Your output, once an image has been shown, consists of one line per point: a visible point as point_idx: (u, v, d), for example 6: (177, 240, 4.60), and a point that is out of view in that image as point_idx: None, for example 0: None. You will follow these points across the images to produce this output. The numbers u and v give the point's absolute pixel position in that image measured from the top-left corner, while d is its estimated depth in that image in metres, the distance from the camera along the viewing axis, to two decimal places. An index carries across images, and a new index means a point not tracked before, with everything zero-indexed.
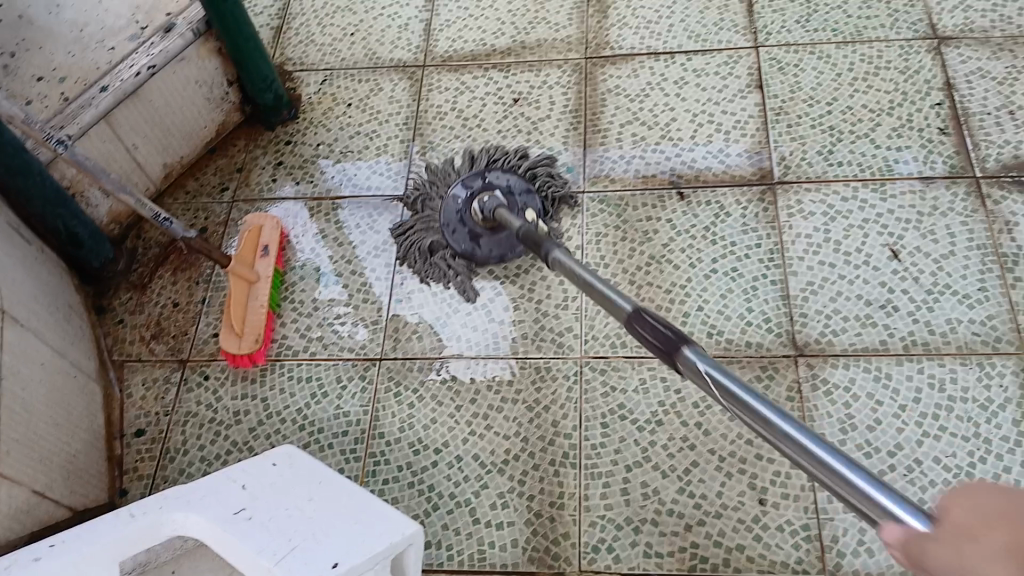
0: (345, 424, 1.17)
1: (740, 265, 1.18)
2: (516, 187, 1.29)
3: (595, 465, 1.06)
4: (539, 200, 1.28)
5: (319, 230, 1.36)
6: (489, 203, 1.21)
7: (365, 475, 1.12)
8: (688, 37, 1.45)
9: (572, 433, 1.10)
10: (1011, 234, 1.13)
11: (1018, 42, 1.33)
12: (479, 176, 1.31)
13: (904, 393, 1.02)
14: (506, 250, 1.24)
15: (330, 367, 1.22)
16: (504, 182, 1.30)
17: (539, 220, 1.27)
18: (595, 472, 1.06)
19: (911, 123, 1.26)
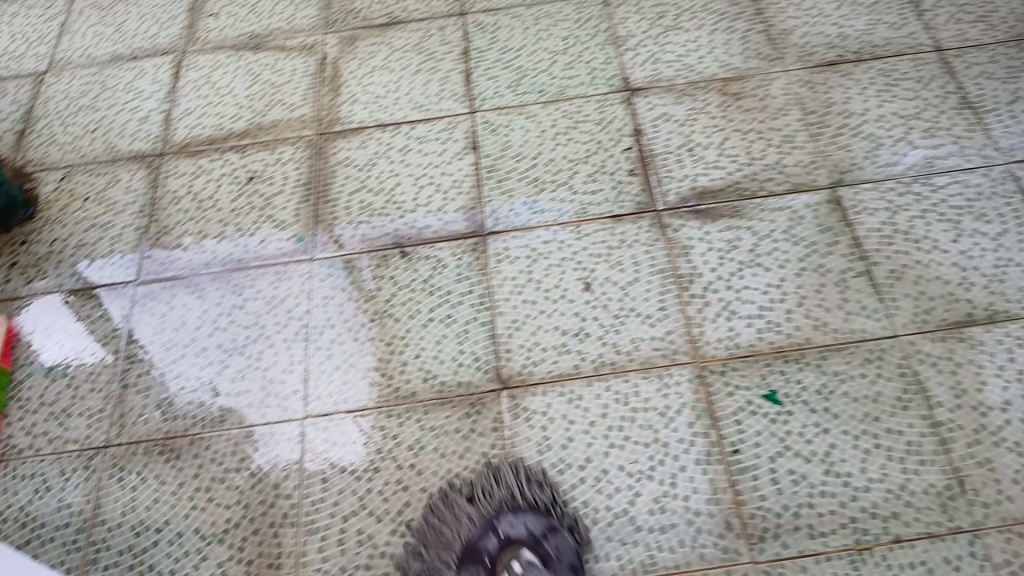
0: (68, 515, 1.16)
1: (453, 313, 1.27)
2: (538, 530, 1.01)
3: (314, 521, 1.11)
4: (569, 534, 1.00)
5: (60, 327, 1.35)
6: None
7: (86, 562, 1.12)
8: (411, 108, 1.55)
9: (291, 493, 1.14)
10: (687, 256, 1.28)
11: (697, 86, 1.49)
12: (490, 528, 1.02)
13: (594, 409, 1.14)
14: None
15: (54, 460, 1.21)
16: (522, 530, 1.01)
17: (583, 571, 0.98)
18: (313, 528, 1.11)
19: (604, 168, 1.41)
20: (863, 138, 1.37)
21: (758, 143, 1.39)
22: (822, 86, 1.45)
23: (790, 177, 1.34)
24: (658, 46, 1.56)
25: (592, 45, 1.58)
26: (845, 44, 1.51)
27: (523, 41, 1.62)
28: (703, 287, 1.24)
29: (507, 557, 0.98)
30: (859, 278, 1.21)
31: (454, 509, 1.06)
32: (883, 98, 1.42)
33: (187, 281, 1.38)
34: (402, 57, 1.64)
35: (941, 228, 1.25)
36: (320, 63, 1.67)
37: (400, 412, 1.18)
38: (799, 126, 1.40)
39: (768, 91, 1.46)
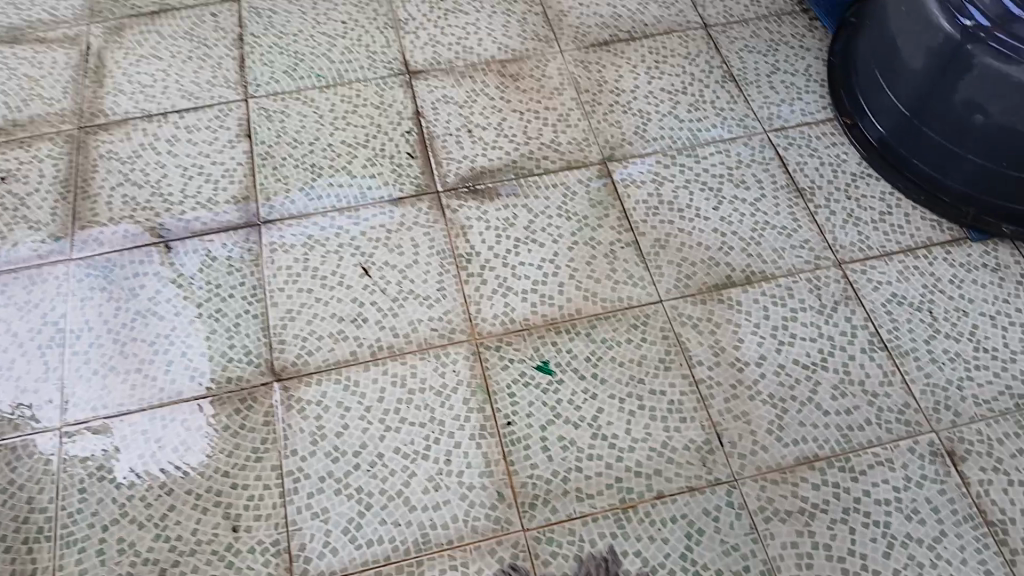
0: None
1: (224, 305, 1.23)
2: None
3: (71, 531, 1.05)
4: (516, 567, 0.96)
5: None
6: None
7: None
8: (181, 96, 1.47)
9: (48, 506, 1.07)
10: (465, 238, 1.27)
11: (475, 69, 1.49)
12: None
13: (370, 394, 1.13)
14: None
15: None
16: None
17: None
18: (71, 540, 1.04)
19: (383, 152, 1.38)
20: (632, 113, 1.41)
21: (534, 122, 1.41)
22: (594, 65, 1.49)
23: (563, 154, 1.37)
24: (438, 29, 1.56)
25: (372, 29, 1.56)
26: (618, 24, 1.55)
27: (301, 26, 1.57)
28: (479, 265, 1.24)
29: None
30: (627, 249, 1.24)
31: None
32: (653, 74, 1.47)
33: None
34: (173, 45, 1.56)
35: (703, 197, 1.29)
36: (84, 54, 1.55)
37: (164, 411, 1.14)
38: (573, 104, 1.43)
39: (544, 72, 1.48)
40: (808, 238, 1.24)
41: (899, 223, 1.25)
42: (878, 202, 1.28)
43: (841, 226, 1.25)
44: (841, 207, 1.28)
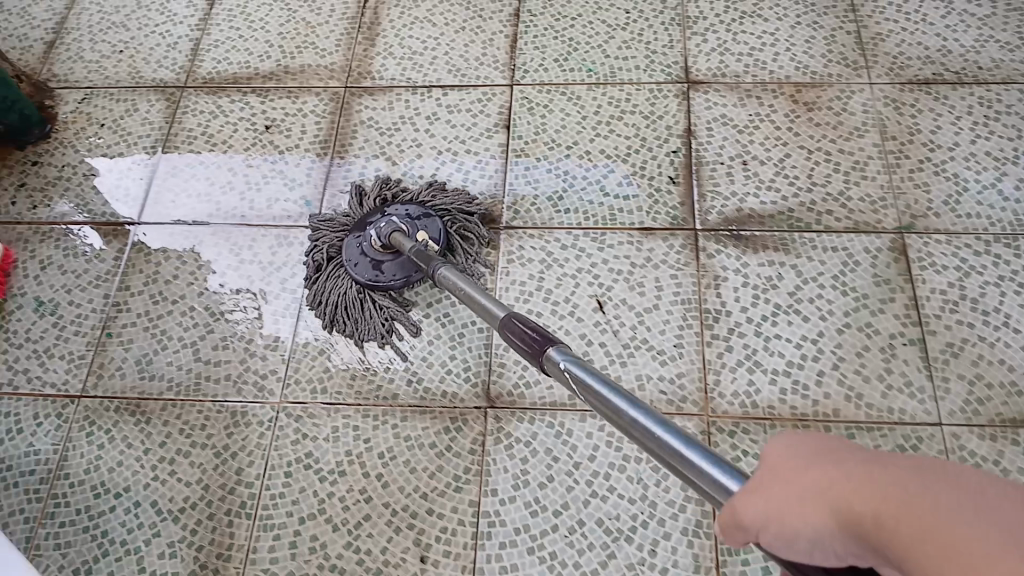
0: (33, 462, 1.10)
1: (453, 311, 1.17)
2: (415, 214, 1.20)
3: (270, 515, 1.04)
4: (439, 222, 1.19)
5: (109, 270, 1.24)
6: (383, 230, 1.14)
7: (43, 516, 1.06)
8: (447, 71, 1.40)
9: (253, 482, 1.06)
10: (717, 291, 1.14)
11: (766, 88, 1.31)
12: (380, 212, 1.21)
13: (582, 449, 1.04)
14: (412, 271, 1.16)
15: (28, 402, 1.14)
16: (402, 213, 1.20)
17: (444, 245, 1.18)
18: (268, 524, 1.03)
19: (643, 171, 1.26)
20: (946, 177, 1.20)
21: (823, 166, 1.23)
22: (908, 109, 1.27)
23: (851, 213, 1.18)
24: (730, 35, 1.38)
25: (656, 24, 1.41)
26: (946, 60, 1.32)
27: (581, 9, 1.45)
28: (727, 328, 1.11)
29: (378, 222, 1.18)
30: (909, 347, 1.07)
31: (338, 217, 1.24)
32: (978, 133, 1.24)
33: (186, 234, 1.28)
34: (447, 10, 1.48)
35: (1016, 304, 1.09)
36: (361, 6, 1.51)
37: (378, 412, 1.09)
38: (873, 152, 1.23)
39: (846, 106, 1.28)
40: None
41: None
42: None
43: None
44: None
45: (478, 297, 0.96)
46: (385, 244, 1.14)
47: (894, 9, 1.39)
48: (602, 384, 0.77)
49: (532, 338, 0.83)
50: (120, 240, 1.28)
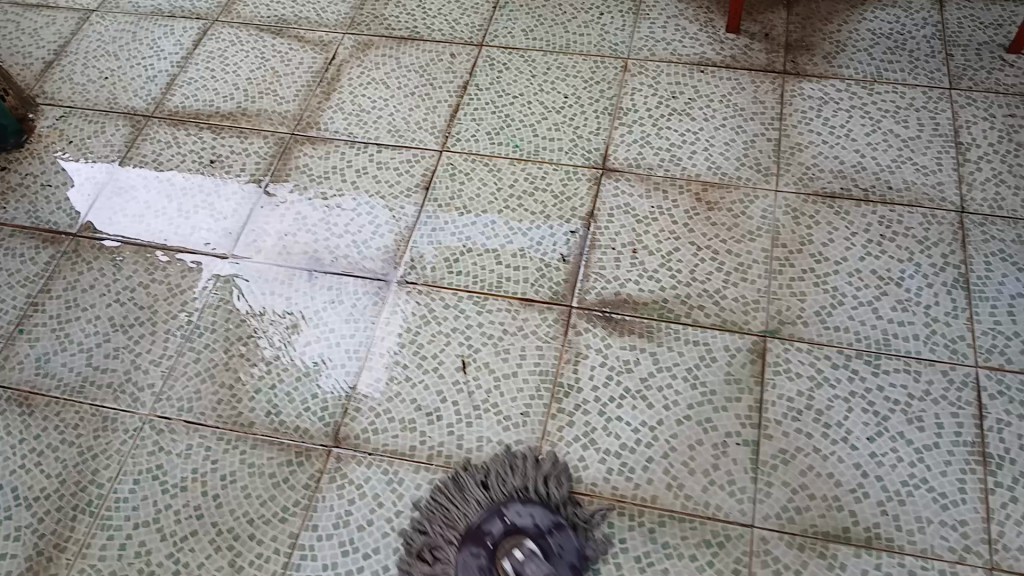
0: None
1: (327, 351, 1.23)
2: (544, 524, 1.01)
3: (110, 516, 1.11)
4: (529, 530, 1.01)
5: (38, 271, 1.37)
6: (523, 564, 0.96)
7: None
8: (387, 131, 1.49)
9: (104, 483, 1.14)
10: (575, 367, 1.18)
11: (674, 183, 1.37)
12: (498, 515, 1.03)
13: (407, 499, 1.08)
14: None
15: None
16: (529, 522, 1.02)
17: (582, 571, 0.99)
18: (106, 524, 1.10)
19: (539, 246, 1.32)
20: (824, 290, 1.22)
21: (707, 264, 1.27)
22: (806, 219, 1.29)
23: (722, 310, 1.21)
24: (655, 129, 1.44)
25: (589, 111, 1.48)
26: (857, 177, 1.34)
27: (525, 88, 1.53)
28: (574, 404, 1.15)
29: (508, 543, 0.99)
30: (741, 446, 1.09)
31: (439, 511, 1.06)
32: (868, 250, 1.25)
33: (112, 248, 1.39)
34: (403, 75, 1.58)
35: (860, 421, 1.10)
36: (327, 62, 1.63)
37: (233, 437, 1.16)
38: (759, 256, 1.26)
39: (746, 209, 1.32)
40: (966, 519, 1.02)
41: None
42: None
43: (1013, 523, 1.01)
44: None
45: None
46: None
47: (820, 122, 1.41)
48: None
49: None
50: (54, 246, 1.40)
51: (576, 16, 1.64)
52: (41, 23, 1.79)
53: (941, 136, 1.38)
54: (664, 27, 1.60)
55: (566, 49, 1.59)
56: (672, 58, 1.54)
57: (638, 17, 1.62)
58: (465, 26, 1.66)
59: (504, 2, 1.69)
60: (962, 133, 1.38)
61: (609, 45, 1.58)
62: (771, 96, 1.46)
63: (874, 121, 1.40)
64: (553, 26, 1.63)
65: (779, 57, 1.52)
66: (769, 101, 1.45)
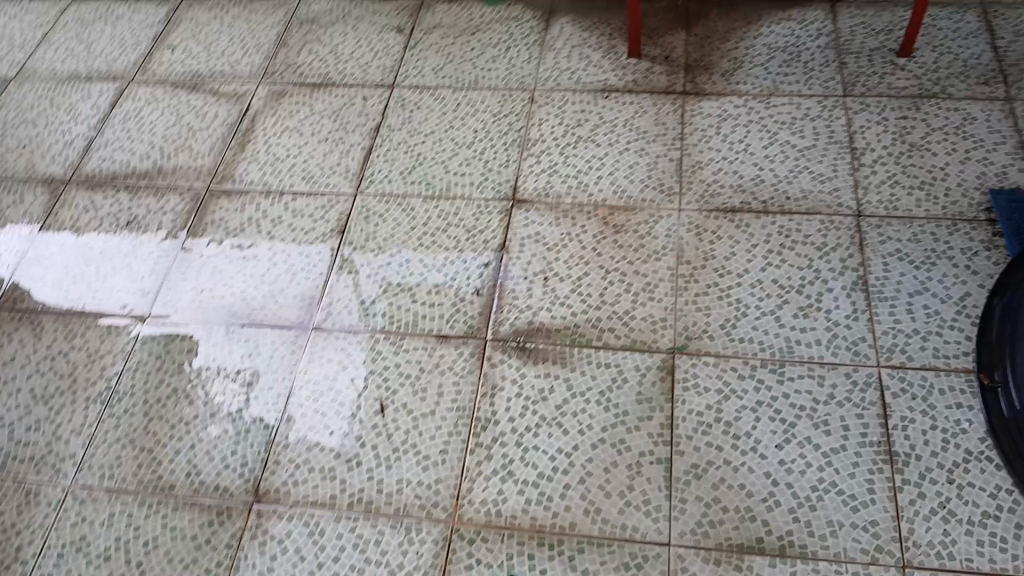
0: None
1: (245, 406, 1.25)
2: None
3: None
4: None
5: None
6: None
7: None
8: (301, 179, 1.51)
9: (28, 560, 1.14)
10: (491, 400, 1.20)
11: (582, 210, 1.40)
12: None
13: (329, 549, 1.09)
14: None
15: None
16: None
17: None
18: None
19: (453, 281, 1.34)
20: (729, 303, 1.24)
21: (616, 286, 1.29)
22: (709, 235, 1.33)
23: (632, 330, 1.24)
24: (562, 157, 1.48)
25: (499, 144, 1.52)
26: (757, 190, 1.37)
27: (436, 126, 1.56)
28: (491, 436, 1.16)
29: None
30: (654, 465, 1.10)
31: None
32: (770, 261, 1.28)
33: (33, 319, 1.40)
34: (317, 122, 1.60)
35: (768, 429, 1.10)
36: (241, 114, 1.64)
37: (154, 500, 1.17)
38: (666, 276, 1.29)
39: (652, 229, 1.35)
40: (877, 519, 1.01)
41: (1003, 535, 0.98)
42: (986, 496, 1.01)
43: (921, 520, 1.00)
44: (933, 490, 1.02)
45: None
46: None
47: (721, 139, 1.45)
48: None
49: None
50: None
51: (484, 51, 1.68)
52: None
53: (837, 142, 1.42)
54: (569, 56, 1.64)
55: (475, 85, 1.62)
56: (577, 87, 1.58)
57: (544, 49, 1.66)
58: (376, 68, 1.68)
59: (413, 42, 1.72)
60: (857, 138, 1.42)
61: (516, 78, 1.62)
62: (673, 116, 1.51)
63: (772, 133, 1.45)
64: (461, 63, 1.66)
65: (680, 78, 1.57)
66: (671, 122, 1.49)
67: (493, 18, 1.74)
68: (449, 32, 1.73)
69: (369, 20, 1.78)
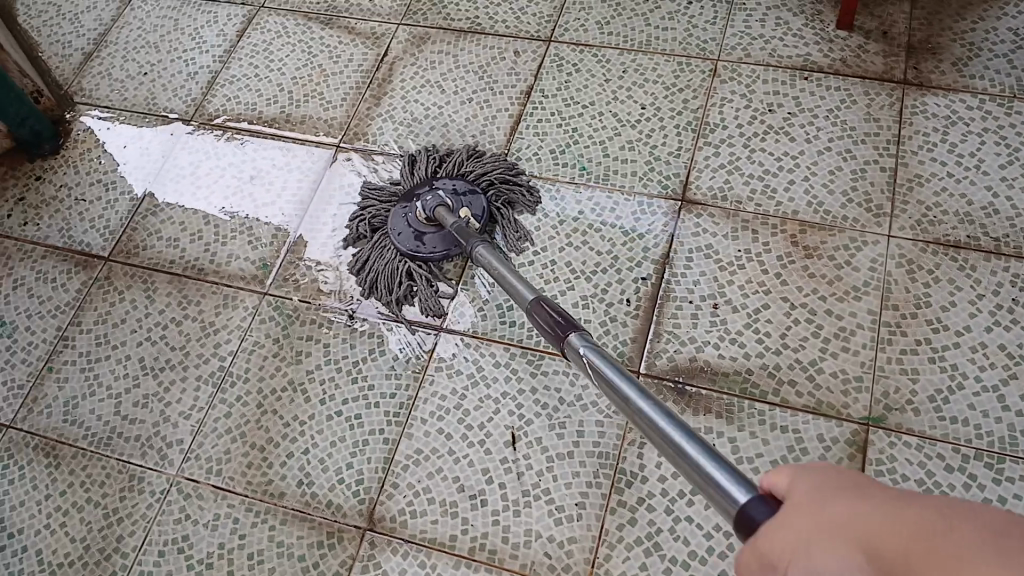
0: None
1: (365, 414, 1.12)
2: (461, 189, 1.24)
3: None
4: (479, 203, 1.23)
5: (74, 300, 1.29)
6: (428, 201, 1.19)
7: None
8: (440, 147, 1.33)
9: (129, 552, 1.07)
10: (640, 451, 1.04)
11: (765, 221, 1.18)
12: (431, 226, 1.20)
13: None
14: (451, 245, 1.19)
15: None
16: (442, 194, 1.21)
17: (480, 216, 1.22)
18: None
19: (603, 294, 1.16)
20: (941, 370, 1.03)
21: (800, 327, 1.09)
22: (922, 275, 1.09)
23: (817, 388, 1.04)
24: (746, 151, 1.25)
25: (669, 127, 1.29)
26: (988, 222, 1.12)
27: (596, 96, 1.35)
28: (638, 496, 1.01)
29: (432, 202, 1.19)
30: None
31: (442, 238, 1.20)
32: (997, 320, 1.05)
33: (145, 276, 1.30)
34: (460, 77, 1.41)
35: None
36: (378, 59, 1.47)
37: (263, 508, 1.08)
38: (866, 321, 1.08)
39: (851, 258, 1.12)
40: None
41: None
42: None
43: None
44: None
45: (710, 474, 0.61)
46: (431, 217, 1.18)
47: (945, 148, 1.19)
48: (626, 382, 0.78)
49: (563, 322, 0.90)
50: (87, 271, 1.32)
51: (659, 5, 1.43)
52: (83, 8, 1.67)
53: None
54: (761, 20, 1.38)
55: (646, 47, 1.39)
56: (770, 61, 1.33)
57: (733, 8, 1.40)
58: (531, 17, 1.47)
59: None
60: None
61: (697, 43, 1.37)
62: (887, 111, 1.24)
63: (1011, 148, 1.18)
64: (632, 18, 1.43)
65: (899, 61, 1.29)
66: (885, 118, 1.23)
67: None
68: None
69: None
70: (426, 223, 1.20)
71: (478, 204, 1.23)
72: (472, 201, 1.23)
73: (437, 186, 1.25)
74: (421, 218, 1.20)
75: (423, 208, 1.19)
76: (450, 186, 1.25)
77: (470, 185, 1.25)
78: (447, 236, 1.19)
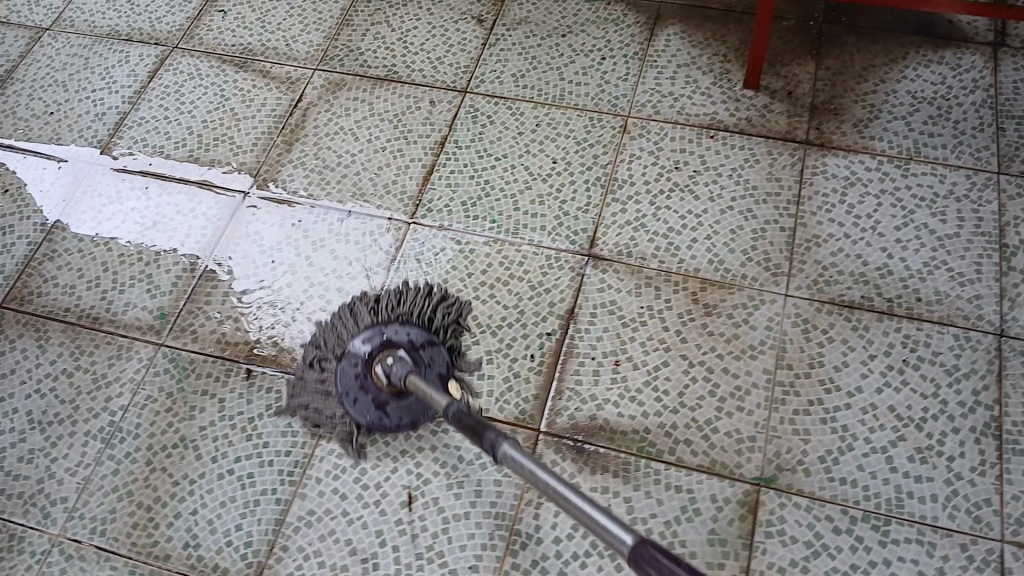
0: None
1: (257, 473, 1.10)
2: (418, 340, 1.13)
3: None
4: (440, 357, 1.13)
5: None
6: (391, 367, 1.08)
7: None
8: (350, 196, 1.32)
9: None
10: (536, 512, 1.03)
11: (668, 278, 1.19)
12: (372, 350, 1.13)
13: None
14: (416, 413, 1.10)
15: None
16: (404, 338, 1.13)
17: (447, 378, 1.12)
18: None
19: (507, 349, 1.15)
20: (831, 431, 1.05)
21: (698, 386, 1.10)
22: (817, 335, 1.11)
23: (711, 447, 1.05)
24: (652, 208, 1.26)
25: (579, 182, 1.30)
26: (882, 283, 1.15)
27: (509, 148, 1.35)
28: (532, 558, 1.00)
29: (383, 354, 1.11)
30: None
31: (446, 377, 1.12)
32: (887, 380, 1.08)
33: (38, 324, 1.26)
34: (375, 125, 1.40)
35: None
36: (292, 105, 1.45)
37: (145, 571, 1.05)
38: (762, 380, 1.09)
39: (749, 317, 1.14)
40: None
41: None
42: None
43: None
44: None
45: None
46: (392, 386, 1.08)
47: (844, 209, 1.21)
48: None
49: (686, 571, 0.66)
50: None
51: (573, 60, 1.45)
52: None
53: (983, 236, 1.19)
54: (671, 77, 1.40)
55: (559, 101, 1.40)
56: (678, 118, 1.35)
57: (644, 65, 1.42)
58: (448, 67, 1.46)
59: (494, 39, 1.49)
60: (1008, 234, 1.19)
61: (609, 99, 1.39)
62: (789, 171, 1.26)
63: (906, 210, 1.21)
64: (547, 72, 1.44)
65: (802, 122, 1.31)
66: (787, 178, 1.25)
67: (589, 20, 1.50)
68: (536, 30, 1.49)
69: (447, 4, 1.55)
70: (388, 393, 1.10)
71: (438, 357, 1.12)
72: (434, 355, 1.12)
73: (391, 338, 1.13)
74: (381, 385, 1.09)
75: (385, 377, 1.08)
76: (405, 338, 1.13)
77: (425, 334, 1.14)
78: (411, 403, 1.10)
